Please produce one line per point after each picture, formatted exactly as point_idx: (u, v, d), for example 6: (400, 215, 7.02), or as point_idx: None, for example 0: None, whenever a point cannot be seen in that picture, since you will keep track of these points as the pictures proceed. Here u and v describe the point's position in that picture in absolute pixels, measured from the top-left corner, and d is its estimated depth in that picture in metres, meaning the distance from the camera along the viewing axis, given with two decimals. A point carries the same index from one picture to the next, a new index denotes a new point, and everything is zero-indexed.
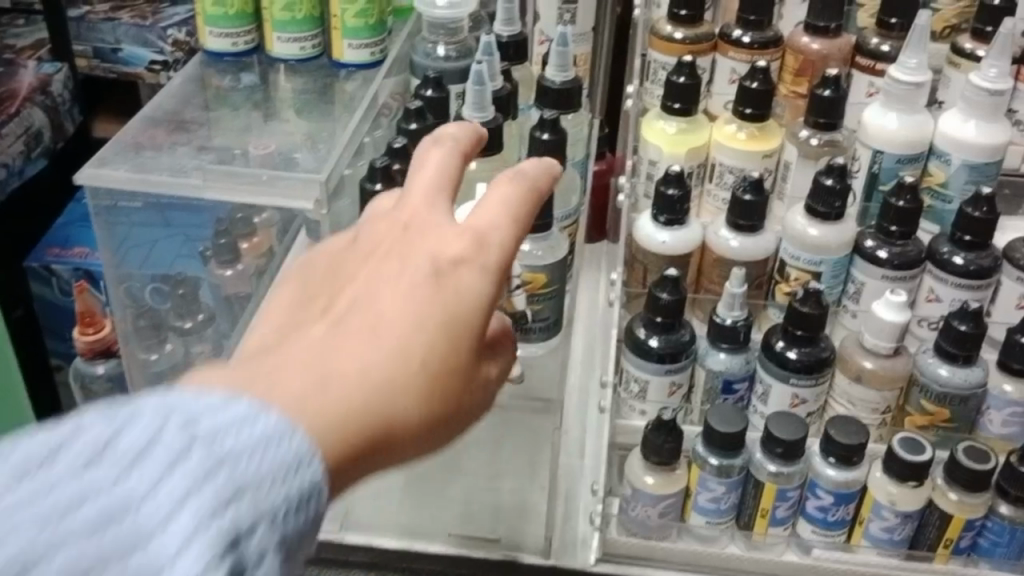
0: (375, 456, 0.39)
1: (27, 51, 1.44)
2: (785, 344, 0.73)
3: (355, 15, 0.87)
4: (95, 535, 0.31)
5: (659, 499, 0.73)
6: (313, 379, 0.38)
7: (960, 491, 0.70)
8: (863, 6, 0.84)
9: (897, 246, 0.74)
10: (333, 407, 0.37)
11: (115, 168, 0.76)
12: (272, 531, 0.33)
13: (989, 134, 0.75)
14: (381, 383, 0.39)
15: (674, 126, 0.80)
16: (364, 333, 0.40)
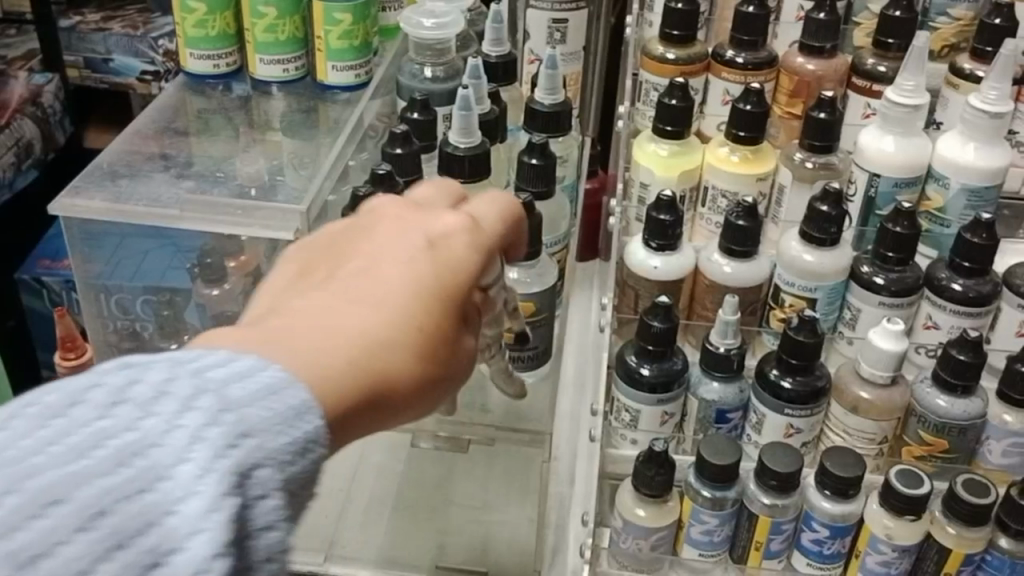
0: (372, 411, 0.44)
1: (17, 61, 1.41)
2: (779, 372, 0.71)
3: (340, 36, 0.85)
4: (109, 474, 0.34)
5: (649, 532, 0.72)
6: (326, 316, 0.44)
7: (959, 525, 0.68)
8: (860, 25, 0.83)
9: (893, 273, 0.72)
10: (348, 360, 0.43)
11: (91, 199, 0.75)
12: (275, 473, 0.37)
13: (989, 158, 0.73)
14: (383, 322, 0.45)
15: (666, 149, 0.78)
16: (369, 279, 0.47)
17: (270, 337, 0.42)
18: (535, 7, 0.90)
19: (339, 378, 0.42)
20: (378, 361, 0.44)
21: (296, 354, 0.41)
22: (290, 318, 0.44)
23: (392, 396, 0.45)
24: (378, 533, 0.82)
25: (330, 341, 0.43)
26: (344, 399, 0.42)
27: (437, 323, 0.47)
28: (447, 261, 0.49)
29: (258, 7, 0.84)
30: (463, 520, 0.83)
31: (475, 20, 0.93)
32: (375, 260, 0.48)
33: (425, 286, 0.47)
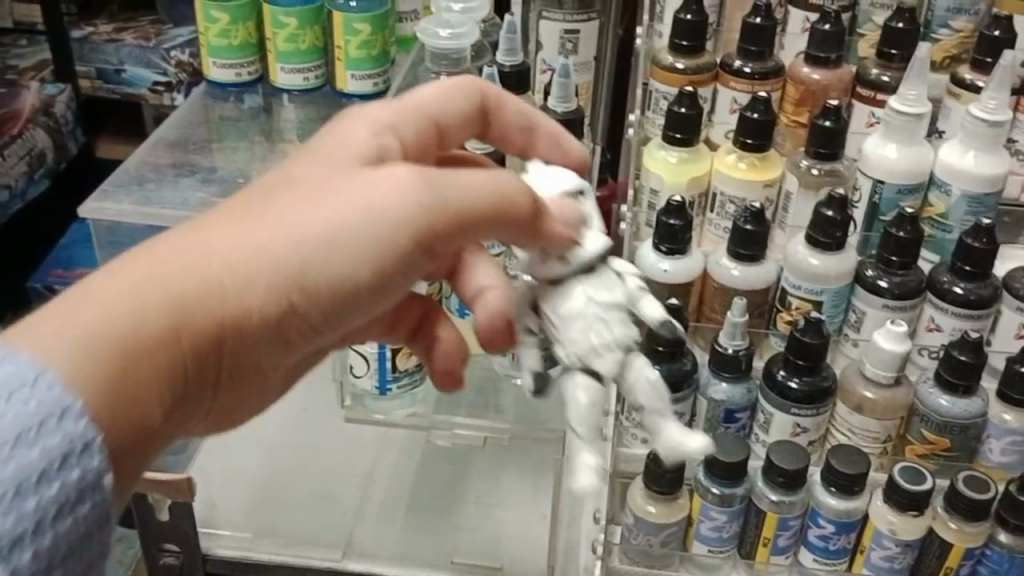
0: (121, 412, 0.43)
1: (29, 72, 1.33)
2: (786, 373, 0.73)
3: (359, 46, 0.87)
4: None
5: (660, 528, 0.74)
6: (170, 273, 0.46)
7: (960, 521, 0.70)
8: (865, 36, 0.86)
9: (897, 276, 0.75)
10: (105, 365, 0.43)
11: (118, 201, 0.78)
12: None
13: (989, 166, 0.75)
14: (236, 301, 0.48)
15: (675, 156, 0.81)
16: (251, 247, 0.48)
17: (120, 271, 0.46)
18: (547, 19, 0.92)
19: (132, 374, 0.44)
20: (190, 341, 0.47)
21: (100, 328, 0.43)
22: (145, 254, 0.46)
23: (197, 376, 0.48)
24: (392, 532, 0.85)
25: (142, 314, 0.45)
26: (128, 429, 0.44)
27: (270, 322, 0.49)
28: (330, 268, 0.49)
29: (279, 17, 0.87)
30: (476, 520, 0.87)
31: (489, 31, 0.95)
32: (261, 222, 0.48)
33: (303, 280, 0.49)
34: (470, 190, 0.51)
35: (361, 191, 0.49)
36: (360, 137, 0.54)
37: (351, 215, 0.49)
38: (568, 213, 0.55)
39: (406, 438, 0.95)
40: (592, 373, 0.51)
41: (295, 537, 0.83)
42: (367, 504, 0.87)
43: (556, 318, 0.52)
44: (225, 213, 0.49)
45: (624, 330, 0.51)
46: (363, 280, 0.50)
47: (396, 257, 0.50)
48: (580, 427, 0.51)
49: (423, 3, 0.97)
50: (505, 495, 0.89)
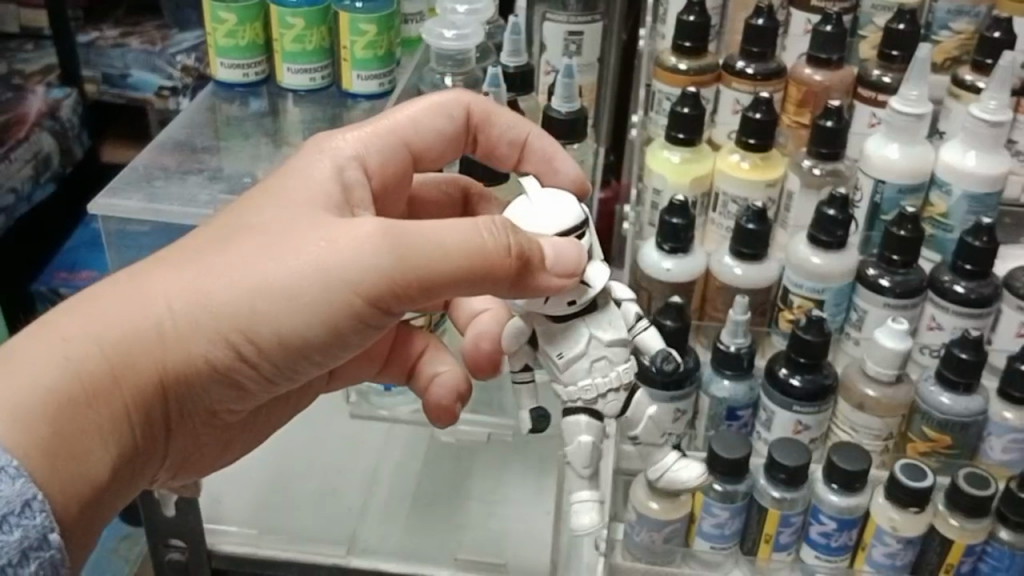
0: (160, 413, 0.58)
1: (35, 77, 1.30)
2: (788, 371, 0.74)
3: (364, 46, 0.88)
4: None
5: (663, 524, 0.74)
6: (108, 331, 0.54)
7: (960, 518, 0.71)
8: (867, 38, 0.86)
9: (898, 275, 0.75)
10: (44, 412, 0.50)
11: (126, 198, 0.78)
12: None
13: (989, 166, 0.76)
14: (176, 350, 0.56)
15: (678, 156, 0.81)
16: (197, 301, 0.55)
17: (52, 327, 0.53)
18: (551, 20, 0.93)
19: (69, 425, 0.51)
20: (117, 393, 0.54)
21: (33, 388, 0.50)
22: (82, 309, 0.54)
23: (140, 417, 0.56)
24: (396, 529, 0.86)
25: (72, 369, 0.52)
26: (68, 484, 0.51)
27: (223, 369, 0.58)
28: (275, 324, 0.56)
29: (286, 17, 0.88)
30: (479, 518, 0.87)
31: (493, 33, 0.96)
32: (204, 273, 0.55)
33: (250, 335, 0.56)
34: (438, 243, 0.55)
35: (297, 255, 0.55)
36: (323, 181, 0.61)
37: (285, 275, 0.55)
38: (568, 263, 0.54)
39: (410, 436, 0.95)
40: (596, 416, 0.58)
41: (299, 535, 0.83)
42: (372, 502, 0.88)
43: (560, 360, 0.58)
44: (175, 256, 0.57)
45: (629, 373, 0.58)
46: (309, 336, 0.57)
47: (329, 318, 0.56)
48: (585, 469, 0.59)
49: (428, 5, 0.98)
50: (509, 493, 0.89)
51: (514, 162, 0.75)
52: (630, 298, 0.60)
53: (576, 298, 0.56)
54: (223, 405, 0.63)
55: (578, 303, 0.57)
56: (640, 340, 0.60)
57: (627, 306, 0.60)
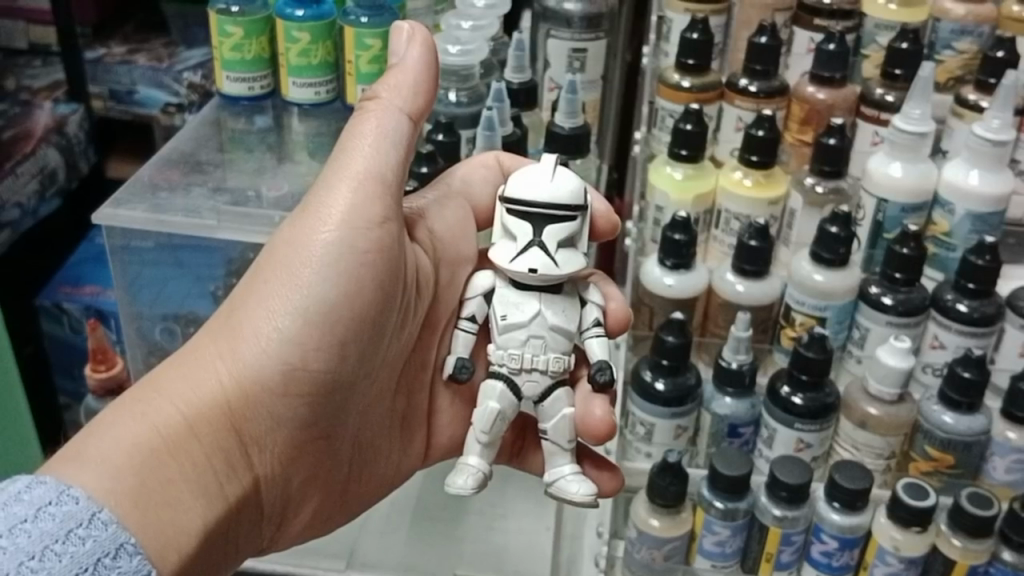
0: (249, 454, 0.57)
1: (43, 92, 1.26)
2: (790, 389, 0.74)
3: (370, 61, 0.89)
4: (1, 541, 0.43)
5: (663, 542, 0.74)
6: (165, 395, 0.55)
7: (963, 538, 0.70)
8: (869, 57, 0.86)
9: (901, 293, 0.75)
10: (124, 465, 0.49)
11: (131, 209, 0.79)
12: None
13: (993, 185, 0.76)
14: (233, 380, 0.57)
15: (681, 172, 0.82)
16: (236, 334, 0.57)
17: (118, 410, 0.53)
18: (555, 37, 0.93)
19: (152, 477, 0.50)
20: (196, 450, 0.54)
21: (115, 445, 0.50)
22: (139, 393, 0.54)
23: (225, 467, 0.55)
24: (398, 541, 0.85)
25: (144, 434, 0.52)
26: (162, 527, 0.49)
27: (292, 392, 0.58)
28: (312, 316, 0.58)
29: (292, 32, 0.88)
30: (480, 531, 0.86)
31: (497, 49, 0.96)
32: (229, 325, 0.58)
33: (288, 338, 0.58)
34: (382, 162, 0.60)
35: (309, 247, 0.59)
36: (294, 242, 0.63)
37: (310, 269, 0.58)
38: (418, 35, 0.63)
39: None
40: (512, 388, 0.59)
41: (300, 550, 0.83)
42: (369, 518, 0.87)
43: (501, 321, 0.59)
44: (196, 338, 0.58)
45: (558, 363, 0.59)
46: (340, 300, 0.59)
47: (358, 289, 0.59)
48: (483, 434, 0.59)
49: (434, 21, 0.99)
50: (510, 506, 0.88)
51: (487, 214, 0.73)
52: (592, 305, 0.62)
53: (538, 268, 0.57)
54: (320, 447, 0.62)
55: (538, 273, 0.57)
56: (585, 344, 0.62)
57: (587, 310, 0.61)
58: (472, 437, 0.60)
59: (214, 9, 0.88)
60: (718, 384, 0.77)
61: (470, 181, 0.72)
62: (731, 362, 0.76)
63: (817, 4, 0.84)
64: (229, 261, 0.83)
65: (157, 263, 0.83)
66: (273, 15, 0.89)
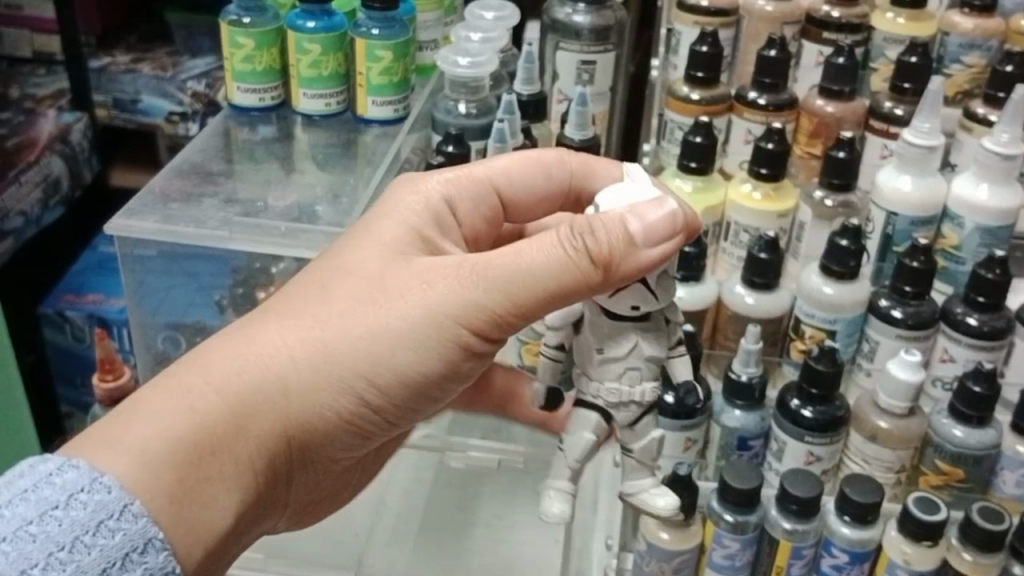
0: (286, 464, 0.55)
1: (48, 100, 1.25)
2: (799, 402, 0.74)
3: (380, 73, 0.89)
4: (32, 524, 0.43)
5: (672, 555, 0.74)
6: (229, 387, 0.52)
7: (974, 552, 0.70)
8: (878, 70, 0.86)
9: (910, 306, 0.75)
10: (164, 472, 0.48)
11: (143, 219, 0.79)
12: None
13: (1002, 199, 0.76)
14: (300, 405, 0.53)
15: (690, 184, 0.81)
16: (318, 353, 0.53)
17: (164, 393, 0.51)
18: (564, 49, 0.94)
19: (193, 477, 0.49)
20: (242, 449, 0.52)
21: (157, 440, 0.49)
22: (193, 378, 0.52)
23: (263, 473, 0.53)
24: (404, 555, 0.83)
25: (195, 426, 0.50)
26: (191, 528, 0.48)
27: (347, 419, 0.56)
28: (385, 357, 0.54)
29: (303, 43, 0.88)
30: (489, 542, 0.84)
31: (507, 62, 0.97)
32: (307, 320, 0.54)
33: (358, 376, 0.54)
34: (532, 273, 0.54)
35: (422, 302, 0.54)
36: (399, 232, 0.58)
37: (413, 333, 0.54)
38: (662, 229, 0.53)
39: (420, 459, 0.92)
40: (605, 417, 0.56)
41: (309, 560, 0.84)
42: (378, 530, 0.86)
43: (597, 355, 0.55)
44: (272, 314, 0.55)
45: (652, 392, 0.56)
46: (427, 364, 0.55)
47: (437, 350, 0.54)
48: (574, 461, 0.57)
49: (443, 34, 0.99)
50: (518, 516, 0.86)
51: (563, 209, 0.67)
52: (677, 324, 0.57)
53: (639, 305, 0.54)
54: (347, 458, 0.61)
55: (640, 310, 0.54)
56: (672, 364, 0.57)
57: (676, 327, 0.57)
58: (561, 461, 0.57)
59: (226, 21, 0.89)
60: (726, 395, 0.77)
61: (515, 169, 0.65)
62: (741, 373, 0.76)
63: (826, 18, 0.84)
64: (237, 272, 0.83)
65: (165, 272, 0.83)
66: (284, 27, 0.90)
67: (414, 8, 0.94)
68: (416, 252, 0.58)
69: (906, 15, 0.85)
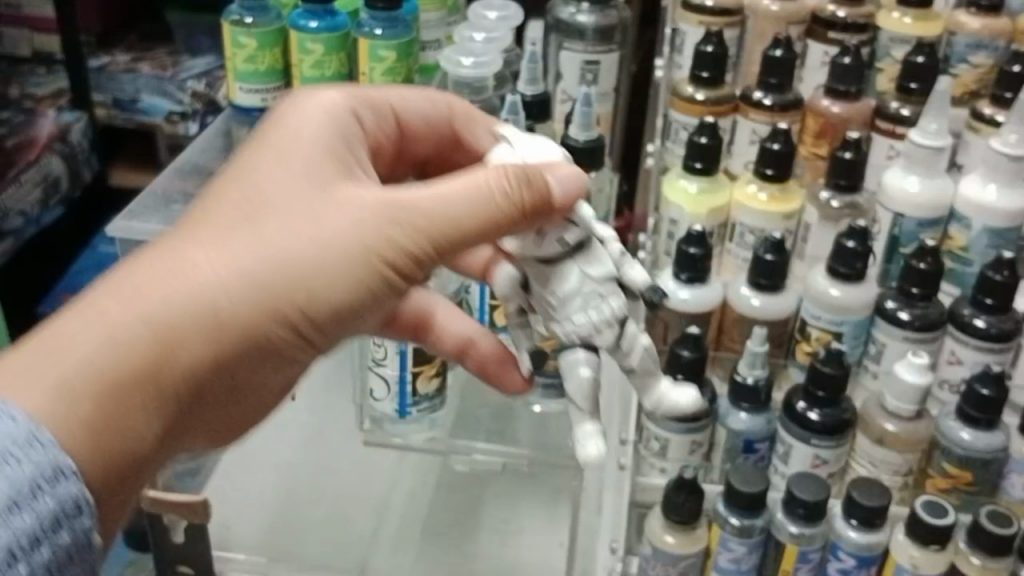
0: (211, 397, 0.51)
1: (47, 100, 1.25)
2: (806, 404, 0.73)
3: (383, 72, 0.89)
4: None
5: (677, 558, 0.73)
6: (144, 308, 0.46)
7: (982, 556, 0.69)
8: (884, 70, 0.86)
9: (918, 308, 0.74)
10: (81, 403, 0.44)
11: (145, 221, 0.78)
12: None
13: (1010, 200, 0.75)
14: (233, 336, 0.48)
15: (696, 185, 0.81)
16: (258, 280, 0.48)
17: (77, 315, 0.45)
18: (567, 49, 0.93)
19: (107, 410, 0.44)
20: (166, 376, 0.47)
21: (73, 369, 0.44)
22: (110, 291, 0.46)
23: (185, 401, 0.48)
24: (408, 558, 0.85)
25: (113, 354, 0.45)
26: (105, 462, 0.44)
27: (281, 349, 0.51)
28: (320, 284, 0.50)
29: (305, 43, 0.88)
30: (493, 548, 0.85)
31: (511, 62, 0.96)
32: (237, 239, 0.49)
33: (293, 301, 0.49)
34: (463, 215, 0.51)
35: (357, 225, 0.50)
36: (319, 145, 0.54)
37: (349, 252, 0.50)
38: (575, 188, 0.52)
39: (421, 462, 0.89)
40: (592, 349, 0.53)
41: (310, 560, 0.83)
42: (382, 533, 0.86)
43: (550, 298, 0.53)
44: (194, 227, 0.49)
45: (620, 306, 0.53)
46: (363, 288, 0.51)
47: (374, 277, 0.51)
48: (582, 401, 0.54)
49: (446, 33, 0.99)
50: (524, 518, 0.86)
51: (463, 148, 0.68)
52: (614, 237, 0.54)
53: (566, 237, 0.53)
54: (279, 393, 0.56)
55: (567, 240, 0.53)
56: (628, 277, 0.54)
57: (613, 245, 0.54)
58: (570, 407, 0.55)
59: (229, 21, 0.89)
60: (733, 398, 0.76)
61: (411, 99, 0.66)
62: (748, 376, 0.75)
63: (832, 17, 0.84)
64: None
65: None
66: (287, 27, 0.89)
67: (417, 8, 0.94)
68: (342, 170, 0.53)
69: (913, 14, 0.84)
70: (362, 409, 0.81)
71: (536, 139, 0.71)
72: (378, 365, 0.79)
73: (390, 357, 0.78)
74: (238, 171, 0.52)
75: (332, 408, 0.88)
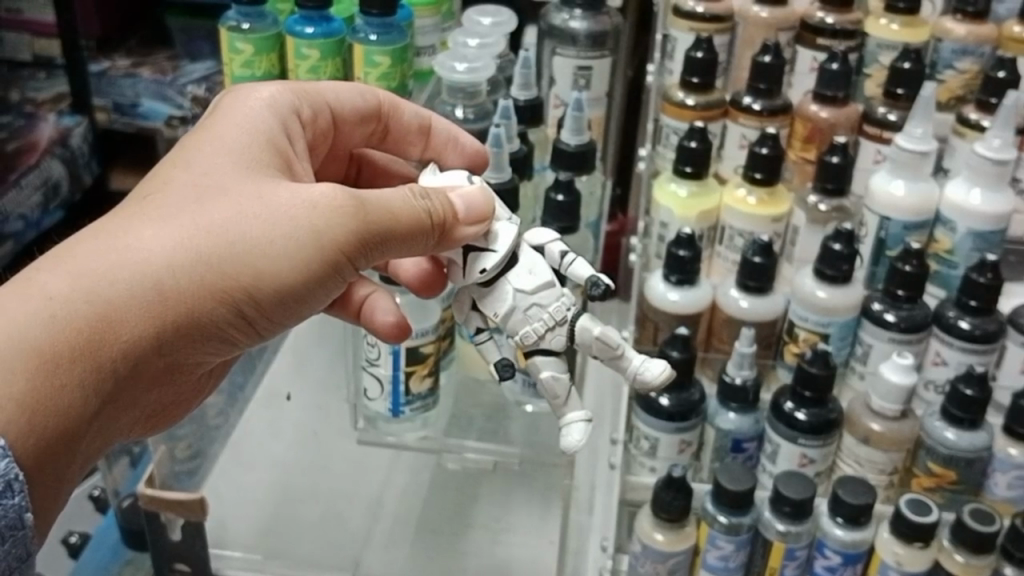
0: (152, 374, 0.54)
1: (46, 104, 1.26)
2: (793, 404, 0.74)
3: (378, 78, 0.90)
4: None
5: (666, 556, 0.74)
6: (87, 283, 0.49)
7: (965, 553, 0.70)
8: (872, 76, 0.87)
9: (903, 310, 0.76)
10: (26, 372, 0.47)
11: None
12: None
13: (995, 203, 0.76)
14: (174, 312, 0.52)
15: (685, 189, 0.82)
16: (197, 259, 0.52)
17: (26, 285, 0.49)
18: (560, 55, 0.95)
19: (48, 384, 0.48)
20: (109, 351, 0.50)
21: (18, 341, 0.47)
22: (59, 266, 0.50)
23: (126, 377, 0.52)
24: (400, 555, 0.86)
25: (56, 328, 0.48)
26: (43, 433, 0.48)
27: (215, 327, 0.55)
28: (262, 264, 0.54)
29: (302, 48, 0.89)
30: (483, 545, 0.86)
31: (504, 66, 0.97)
32: (179, 222, 0.53)
33: (230, 282, 0.53)
34: (388, 208, 0.55)
35: (293, 214, 0.54)
36: (251, 144, 0.59)
37: (287, 241, 0.54)
38: (478, 209, 0.56)
39: (415, 460, 0.94)
40: (552, 351, 0.55)
41: (303, 558, 0.83)
42: (375, 531, 0.87)
43: (497, 317, 0.55)
44: (136, 211, 0.53)
45: (559, 306, 0.55)
46: (299, 272, 0.55)
47: (316, 263, 0.55)
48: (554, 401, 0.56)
49: (440, 39, 1.00)
50: (514, 519, 0.88)
51: (392, 141, 0.74)
52: (553, 241, 0.59)
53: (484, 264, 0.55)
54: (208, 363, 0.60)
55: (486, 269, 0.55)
56: (574, 273, 0.57)
57: (550, 247, 0.58)
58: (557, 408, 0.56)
59: (225, 27, 0.90)
60: (721, 399, 0.78)
61: (342, 93, 0.70)
62: (737, 376, 0.77)
63: (820, 23, 0.85)
64: None
65: None
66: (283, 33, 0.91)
67: (412, 15, 0.95)
68: (272, 170, 0.58)
69: (901, 21, 0.85)
70: (356, 409, 0.82)
71: (468, 141, 0.73)
72: (373, 365, 0.79)
73: (384, 356, 0.78)
74: (175, 167, 0.57)
75: (327, 410, 0.92)
